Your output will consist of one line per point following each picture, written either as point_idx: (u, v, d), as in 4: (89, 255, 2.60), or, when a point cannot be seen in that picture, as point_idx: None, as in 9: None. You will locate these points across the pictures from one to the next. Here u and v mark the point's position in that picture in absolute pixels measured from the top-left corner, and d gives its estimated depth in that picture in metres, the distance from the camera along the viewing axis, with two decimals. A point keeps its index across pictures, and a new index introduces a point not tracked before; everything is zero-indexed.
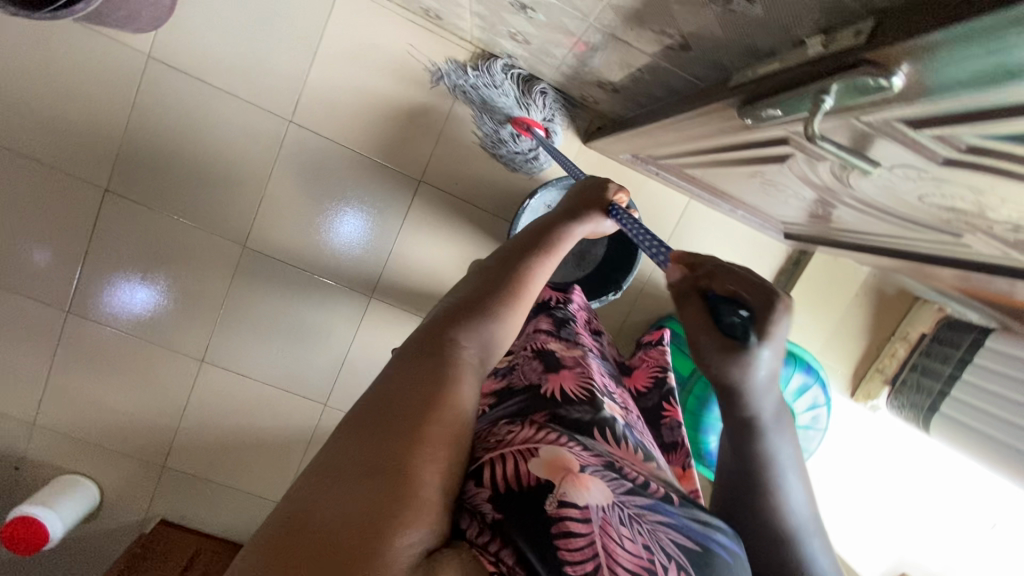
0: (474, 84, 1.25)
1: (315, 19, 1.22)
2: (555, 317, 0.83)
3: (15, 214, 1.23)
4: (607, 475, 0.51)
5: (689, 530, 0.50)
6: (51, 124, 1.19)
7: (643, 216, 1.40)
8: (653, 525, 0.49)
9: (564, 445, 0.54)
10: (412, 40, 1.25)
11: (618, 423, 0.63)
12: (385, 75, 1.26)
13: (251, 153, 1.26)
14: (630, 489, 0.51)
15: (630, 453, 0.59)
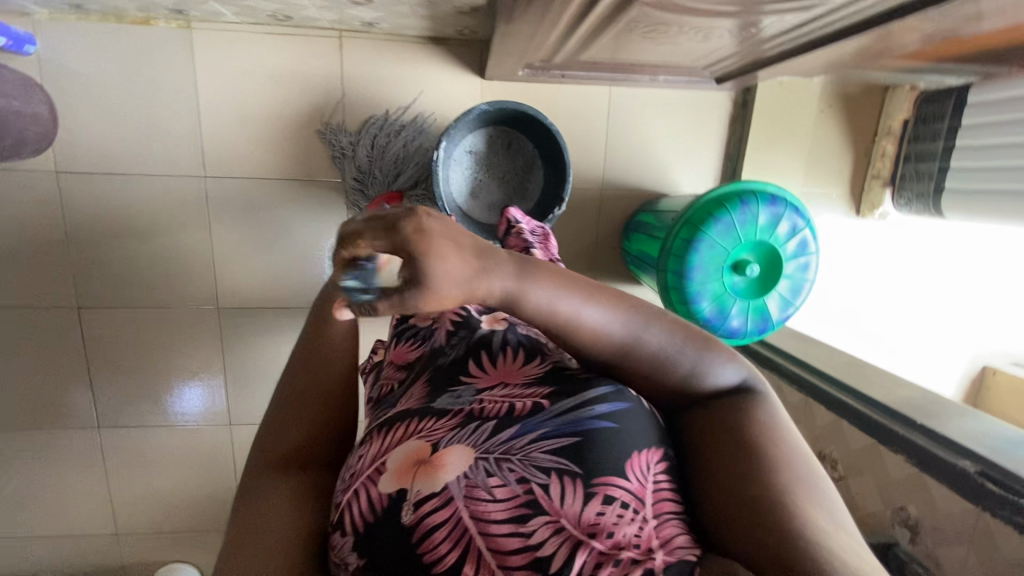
0: (354, 142, 1.26)
1: (182, 70, 1.22)
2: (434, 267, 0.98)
3: (14, 361, 1.31)
4: (465, 435, 0.60)
5: (567, 429, 0.57)
6: (4, 270, 1.26)
7: (571, 124, 1.36)
8: (528, 448, 0.56)
9: (416, 431, 0.63)
10: (278, 51, 1.24)
11: (492, 343, 0.77)
12: (270, 96, 1.26)
13: (185, 222, 1.29)
14: (494, 430, 0.60)
15: (508, 366, 0.74)
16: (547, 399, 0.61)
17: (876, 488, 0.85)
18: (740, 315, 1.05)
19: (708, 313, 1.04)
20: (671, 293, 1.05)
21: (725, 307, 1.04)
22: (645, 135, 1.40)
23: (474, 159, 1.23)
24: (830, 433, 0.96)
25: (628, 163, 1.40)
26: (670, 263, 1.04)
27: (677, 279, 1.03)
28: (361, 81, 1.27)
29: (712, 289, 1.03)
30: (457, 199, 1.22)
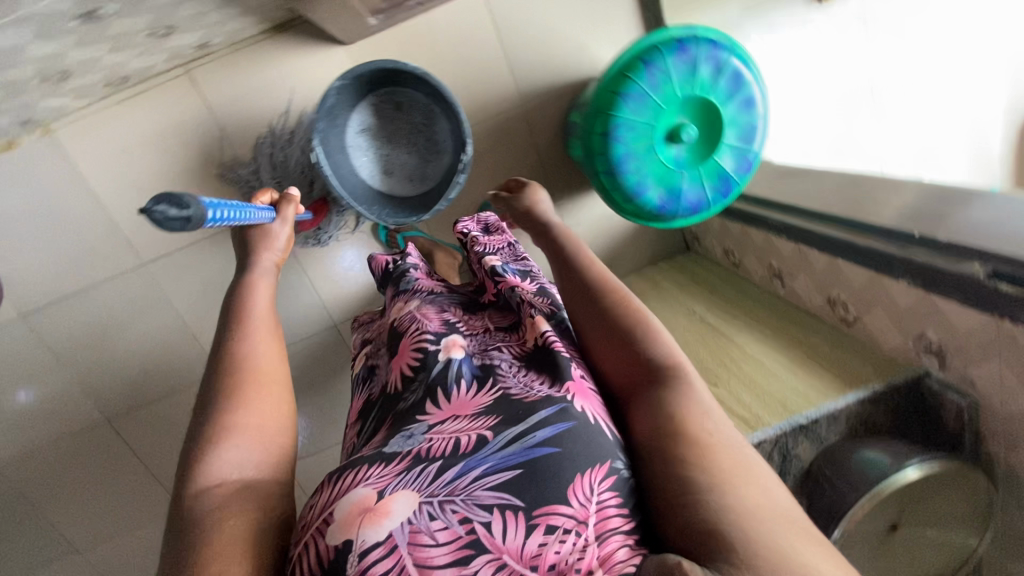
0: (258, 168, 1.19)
1: (69, 174, 1.19)
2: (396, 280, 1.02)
3: (86, 484, 1.44)
4: (410, 484, 0.59)
5: (508, 462, 0.60)
6: (33, 415, 1.35)
7: (460, 50, 1.20)
8: (471, 487, 0.58)
9: (363, 481, 0.60)
10: (139, 114, 1.17)
11: (446, 377, 0.75)
12: (158, 162, 1.21)
13: (152, 310, 1.32)
14: (440, 472, 0.60)
15: (463, 399, 0.72)
16: (491, 431, 0.64)
17: (890, 319, 0.75)
18: (694, 189, 0.92)
19: (658, 200, 0.92)
20: (612, 194, 0.94)
21: (672, 185, 0.91)
22: (541, 24, 1.21)
23: (370, 137, 1.13)
24: (831, 274, 0.85)
25: (537, 63, 1.23)
26: (597, 164, 0.91)
27: (611, 177, 0.91)
28: (230, 106, 1.18)
29: (652, 172, 0.90)
30: (370, 184, 1.14)
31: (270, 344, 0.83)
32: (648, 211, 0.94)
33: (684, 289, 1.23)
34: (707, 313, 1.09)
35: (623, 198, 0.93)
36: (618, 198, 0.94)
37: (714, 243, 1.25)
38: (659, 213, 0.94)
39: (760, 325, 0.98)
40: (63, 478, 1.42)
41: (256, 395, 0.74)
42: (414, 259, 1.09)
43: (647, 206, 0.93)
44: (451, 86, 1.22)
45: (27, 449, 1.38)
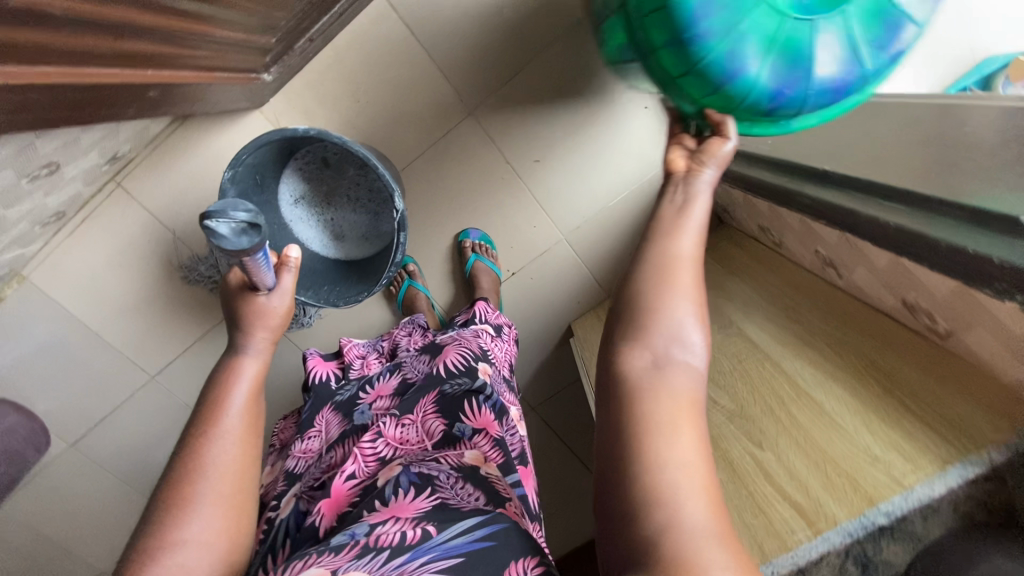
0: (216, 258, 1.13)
1: (55, 313, 1.19)
2: (335, 403, 0.80)
3: None
4: (362, 557, 0.48)
5: (461, 542, 0.49)
6: (103, 536, 1.39)
7: (382, 72, 1.01)
8: (417, 570, 0.47)
9: (311, 563, 0.48)
10: (99, 238, 1.13)
11: (388, 484, 0.59)
12: (128, 280, 1.17)
13: (181, 417, 1.32)
14: (390, 555, 0.48)
15: (401, 503, 0.56)
16: (435, 524, 0.52)
17: (1002, 346, 0.50)
18: (837, 50, 0.49)
19: (772, 79, 0.50)
20: (681, 85, 0.53)
21: (798, 45, 0.48)
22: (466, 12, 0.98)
23: (308, 205, 0.99)
24: (899, 274, 0.59)
25: (472, 60, 1.01)
26: (649, 29, 0.52)
27: (677, 52, 0.51)
28: (172, 207, 1.11)
29: (759, 24, 0.48)
30: (323, 255, 1.00)
31: (250, 439, 0.56)
32: (748, 107, 0.52)
33: (712, 279, 0.98)
34: (742, 320, 0.85)
35: (704, 71, 0.51)
36: (692, 75, 0.51)
37: (746, 217, 0.97)
38: (771, 109, 0.52)
39: (810, 332, 0.74)
40: None
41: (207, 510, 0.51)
42: (357, 357, 0.90)
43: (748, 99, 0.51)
44: (385, 112, 1.03)
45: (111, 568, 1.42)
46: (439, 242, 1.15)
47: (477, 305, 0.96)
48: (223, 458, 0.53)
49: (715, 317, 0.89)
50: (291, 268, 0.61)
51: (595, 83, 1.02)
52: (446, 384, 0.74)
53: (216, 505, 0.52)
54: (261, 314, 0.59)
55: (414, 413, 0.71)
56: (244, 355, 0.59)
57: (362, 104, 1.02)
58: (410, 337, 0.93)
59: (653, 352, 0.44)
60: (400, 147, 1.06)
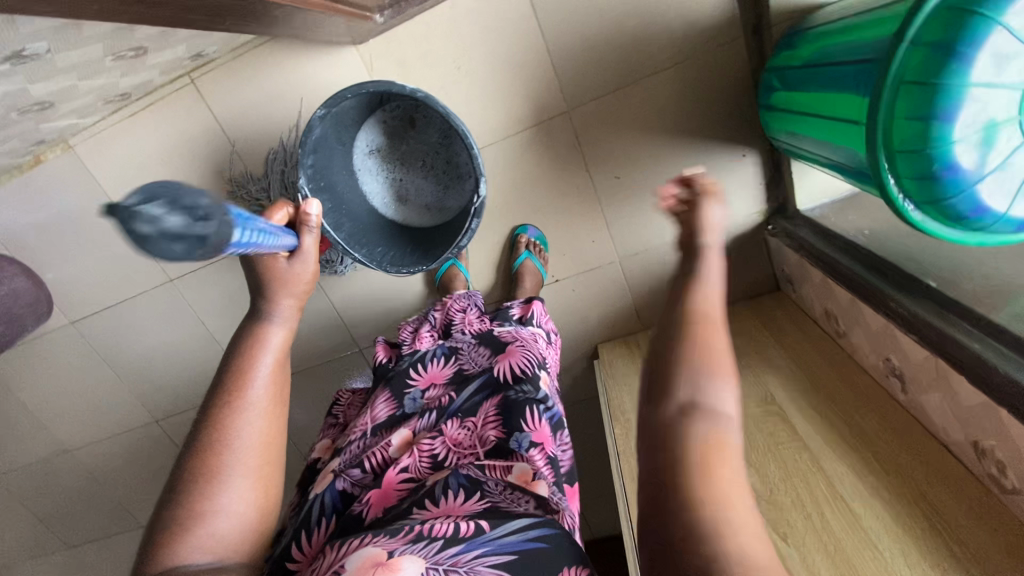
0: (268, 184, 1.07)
1: (91, 191, 1.16)
2: (388, 381, 0.83)
3: (127, 483, 1.46)
4: (417, 542, 0.51)
5: (513, 540, 0.51)
6: (81, 415, 1.39)
7: (491, 44, 0.96)
8: (472, 562, 0.49)
9: (368, 543, 0.52)
10: (156, 128, 1.09)
11: (437, 481, 0.61)
12: (172, 179, 1.14)
13: (188, 326, 1.30)
14: (444, 544, 0.51)
15: (452, 504, 0.58)
16: (488, 522, 0.53)
17: None
18: (1003, 182, 0.53)
19: (958, 153, 0.52)
20: (897, 90, 0.54)
21: (993, 150, 0.52)
22: (594, 9, 0.92)
23: (381, 159, 0.96)
24: (981, 416, 0.58)
25: (586, 60, 0.96)
26: (935, 28, 0.52)
27: (937, 61, 0.51)
28: (239, 119, 1.07)
29: (1001, 106, 0.50)
30: (383, 213, 0.97)
31: (272, 414, 0.55)
32: (919, 155, 0.54)
33: (767, 348, 0.96)
34: (788, 402, 0.84)
35: (925, 98, 0.52)
36: (915, 92, 0.53)
37: (813, 298, 0.94)
38: (924, 174, 0.54)
39: (860, 437, 0.73)
40: (112, 475, 1.46)
41: (236, 484, 0.51)
42: (411, 335, 0.93)
43: (930, 149, 0.52)
44: (482, 86, 0.99)
45: (81, 447, 1.42)
46: (494, 229, 1.12)
47: (536, 302, 0.95)
48: (251, 434, 0.53)
49: (757, 389, 0.88)
50: (314, 231, 0.59)
51: (701, 119, 0.98)
52: (512, 390, 0.74)
53: (253, 475, 0.52)
54: (288, 279, 0.58)
55: (477, 416, 0.72)
56: (271, 323, 0.57)
57: (461, 71, 0.98)
58: (466, 316, 0.93)
59: (681, 403, 0.40)
60: (486, 126, 1.02)
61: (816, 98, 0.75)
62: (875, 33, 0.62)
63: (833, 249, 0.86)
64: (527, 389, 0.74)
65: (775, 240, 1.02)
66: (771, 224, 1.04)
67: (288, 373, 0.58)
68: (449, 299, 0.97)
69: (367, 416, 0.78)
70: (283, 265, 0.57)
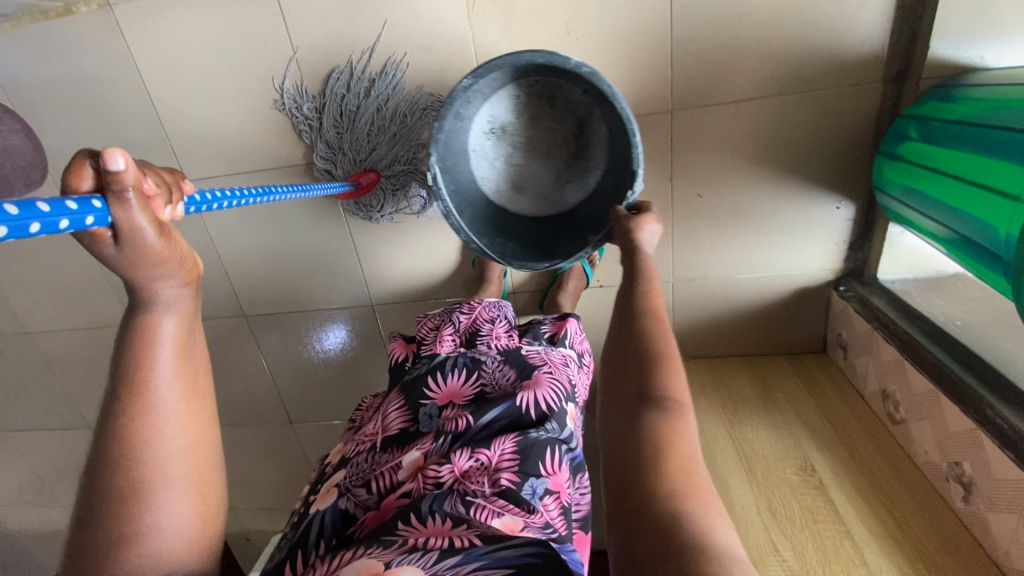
0: (321, 107, 0.99)
1: (121, 60, 1.02)
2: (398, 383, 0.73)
3: (87, 383, 1.36)
4: (413, 553, 0.45)
5: (511, 555, 0.44)
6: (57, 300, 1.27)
7: (612, 16, 0.87)
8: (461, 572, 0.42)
9: (362, 555, 0.46)
10: (212, 11, 0.96)
11: (427, 499, 0.53)
12: (215, 70, 1.01)
13: (192, 239, 1.18)
14: (441, 555, 0.44)
15: (440, 528, 0.50)
16: (480, 539, 0.47)
17: None
18: None
19: None
20: None
21: None
22: (736, 8, 0.83)
23: (500, 137, 0.83)
24: None
25: (708, 64, 0.87)
26: None
27: None
28: (309, 27, 0.95)
29: None
30: (494, 196, 0.86)
31: (189, 413, 0.47)
32: None
33: (803, 410, 0.91)
34: (830, 477, 0.78)
35: None
36: None
37: (868, 373, 0.90)
38: None
39: (906, 533, 0.69)
40: (72, 369, 1.35)
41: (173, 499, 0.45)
42: (428, 334, 0.82)
43: None
44: (587, 59, 0.90)
45: (46, 333, 1.31)
46: None
47: (571, 321, 0.81)
48: (172, 438, 0.45)
49: (794, 452, 0.83)
50: (137, 199, 0.40)
51: (806, 158, 0.91)
52: (534, 428, 0.63)
53: (189, 484, 0.46)
54: (135, 261, 0.42)
55: (491, 451, 0.60)
56: (157, 312, 0.45)
57: (570, 37, 0.89)
58: (493, 330, 0.80)
59: (635, 391, 0.51)
60: None
61: (948, 158, 0.68)
62: None
63: (918, 329, 0.81)
64: (549, 426, 0.64)
65: (844, 303, 0.96)
66: (843, 285, 0.98)
67: (201, 351, 0.50)
68: (476, 303, 0.83)
69: (378, 422, 0.68)
70: (115, 251, 0.41)
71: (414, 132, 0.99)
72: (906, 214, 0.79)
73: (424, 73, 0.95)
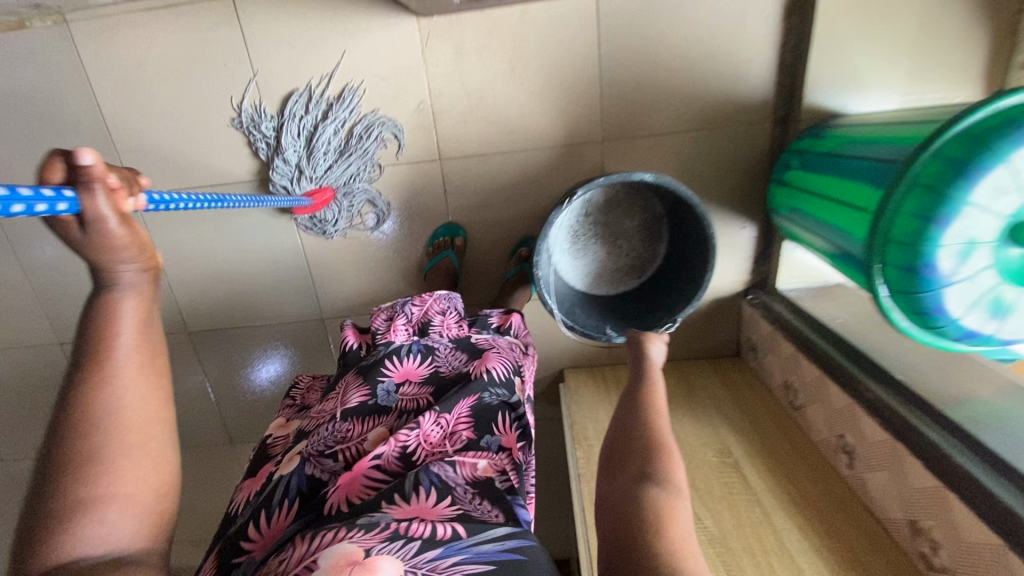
0: (279, 128, 1.04)
1: (72, 74, 1.04)
2: (361, 366, 0.72)
3: None
4: (394, 541, 0.45)
5: (491, 549, 0.47)
6: None
7: (549, 58, 0.99)
8: (451, 566, 0.44)
9: (342, 538, 0.46)
10: (171, 32, 1.01)
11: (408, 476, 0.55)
12: (171, 89, 1.04)
13: None
14: (420, 546, 0.45)
15: (423, 505, 0.51)
16: (464, 526, 0.49)
17: None
18: (965, 294, 0.62)
19: (941, 256, 0.60)
20: (915, 189, 0.62)
21: (969, 260, 0.60)
22: (653, 57, 0.98)
23: (587, 219, 1.01)
24: (928, 501, 0.65)
25: (631, 103, 1.01)
26: (954, 149, 0.60)
27: (952, 172, 0.59)
28: (269, 52, 1.01)
29: (984, 230, 0.59)
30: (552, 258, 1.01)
31: (145, 385, 0.48)
32: (908, 248, 0.63)
33: (722, 405, 1.03)
34: (743, 457, 0.89)
35: (927, 211, 0.61)
36: (919, 203, 0.61)
37: (774, 369, 1.03)
38: (907, 267, 0.63)
39: (805, 499, 0.80)
40: None
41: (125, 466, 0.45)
42: (384, 326, 0.79)
43: (921, 247, 0.61)
44: (529, 93, 1.02)
45: None
46: (498, 231, 1.12)
47: (515, 316, 0.87)
48: (124, 405, 0.46)
49: (714, 439, 0.94)
50: (103, 189, 0.44)
51: (716, 184, 1.06)
52: (486, 391, 0.68)
53: (143, 454, 0.46)
54: (100, 246, 0.45)
55: (452, 415, 0.64)
56: (116, 291, 0.48)
57: (513, 74, 1.01)
58: (445, 320, 0.82)
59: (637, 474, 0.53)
60: (522, 131, 1.04)
61: (824, 183, 0.82)
62: (899, 139, 0.69)
63: (807, 326, 0.96)
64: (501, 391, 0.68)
65: (751, 309, 1.11)
66: (751, 294, 1.13)
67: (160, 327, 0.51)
68: (428, 297, 0.84)
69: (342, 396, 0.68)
70: (81, 235, 0.45)
71: (368, 151, 1.06)
72: (795, 231, 0.95)
73: (380, 98, 1.03)
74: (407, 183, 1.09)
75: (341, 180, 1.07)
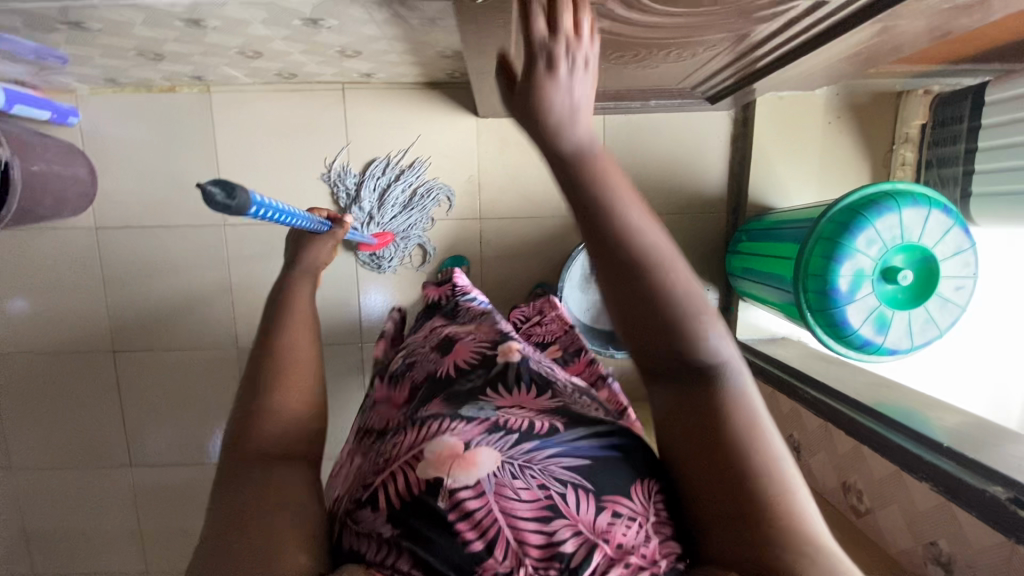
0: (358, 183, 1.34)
1: (204, 130, 1.34)
2: (445, 308, 0.96)
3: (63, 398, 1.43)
4: (494, 433, 0.54)
5: (586, 445, 0.54)
6: (63, 315, 1.41)
7: None
8: (547, 462, 0.51)
9: (446, 429, 0.53)
10: (289, 108, 1.34)
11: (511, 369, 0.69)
12: (278, 148, 1.35)
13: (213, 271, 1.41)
14: (518, 438, 0.54)
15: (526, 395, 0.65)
16: (562, 423, 0.57)
17: (904, 520, 0.78)
18: (861, 310, 0.92)
19: (840, 281, 0.92)
20: (821, 242, 0.95)
21: (859, 289, 0.92)
22: (643, 160, 1.36)
23: None
24: (853, 459, 0.89)
25: None
26: (840, 217, 0.94)
27: (841, 228, 0.93)
28: (362, 129, 1.35)
29: (865, 266, 0.91)
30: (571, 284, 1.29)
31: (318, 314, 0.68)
32: (820, 279, 0.94)
33: None
34: None
35: (828, 253, 0.93)
36: (824, 249, 0.94)
37: None
38: (820, 290, 0.94)
39: None
40: (51, 384, 1.43)
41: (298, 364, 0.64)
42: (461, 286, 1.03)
43: (827, 275, 0.92)
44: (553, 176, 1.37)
45: (38, 346, 1.41)
46: (519, 278, 1.40)
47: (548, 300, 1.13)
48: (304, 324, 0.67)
49: None
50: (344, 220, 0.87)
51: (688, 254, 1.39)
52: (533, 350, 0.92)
53: None
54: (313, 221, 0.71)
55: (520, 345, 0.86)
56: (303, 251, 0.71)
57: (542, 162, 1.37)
58: None
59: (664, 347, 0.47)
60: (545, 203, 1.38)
61: (770, 245, 1.15)
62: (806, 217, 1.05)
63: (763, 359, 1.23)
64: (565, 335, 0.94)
65: None
66: None
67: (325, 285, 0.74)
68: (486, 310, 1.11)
69: (439, 330, 0.85)
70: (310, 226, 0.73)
71: (426, 207, 1.36)
72: (749, 287, 1.26)
73: (440, 170, 1.36)
74: (452, 233, 1.39)
75: (400, 228, 1.35)
